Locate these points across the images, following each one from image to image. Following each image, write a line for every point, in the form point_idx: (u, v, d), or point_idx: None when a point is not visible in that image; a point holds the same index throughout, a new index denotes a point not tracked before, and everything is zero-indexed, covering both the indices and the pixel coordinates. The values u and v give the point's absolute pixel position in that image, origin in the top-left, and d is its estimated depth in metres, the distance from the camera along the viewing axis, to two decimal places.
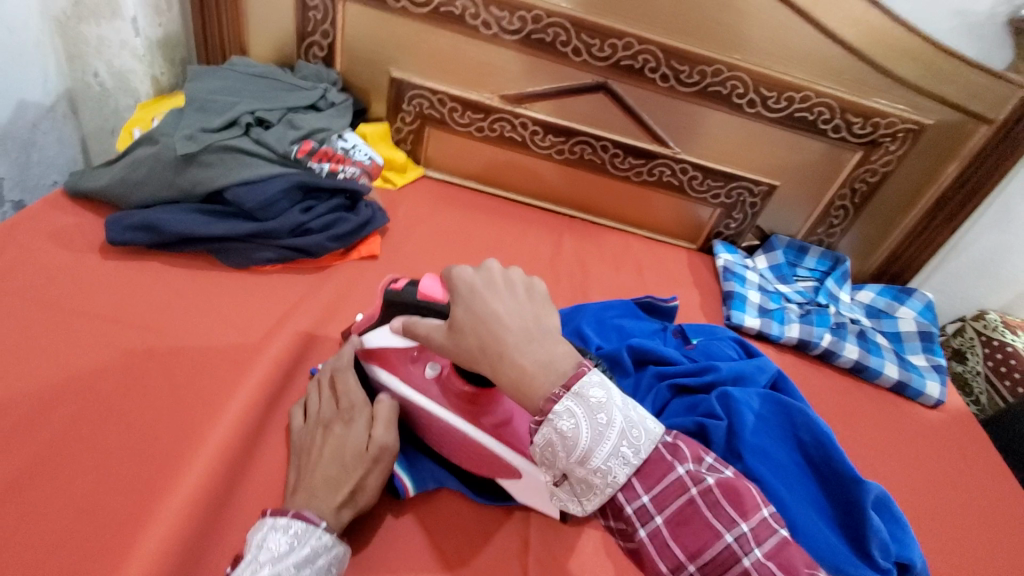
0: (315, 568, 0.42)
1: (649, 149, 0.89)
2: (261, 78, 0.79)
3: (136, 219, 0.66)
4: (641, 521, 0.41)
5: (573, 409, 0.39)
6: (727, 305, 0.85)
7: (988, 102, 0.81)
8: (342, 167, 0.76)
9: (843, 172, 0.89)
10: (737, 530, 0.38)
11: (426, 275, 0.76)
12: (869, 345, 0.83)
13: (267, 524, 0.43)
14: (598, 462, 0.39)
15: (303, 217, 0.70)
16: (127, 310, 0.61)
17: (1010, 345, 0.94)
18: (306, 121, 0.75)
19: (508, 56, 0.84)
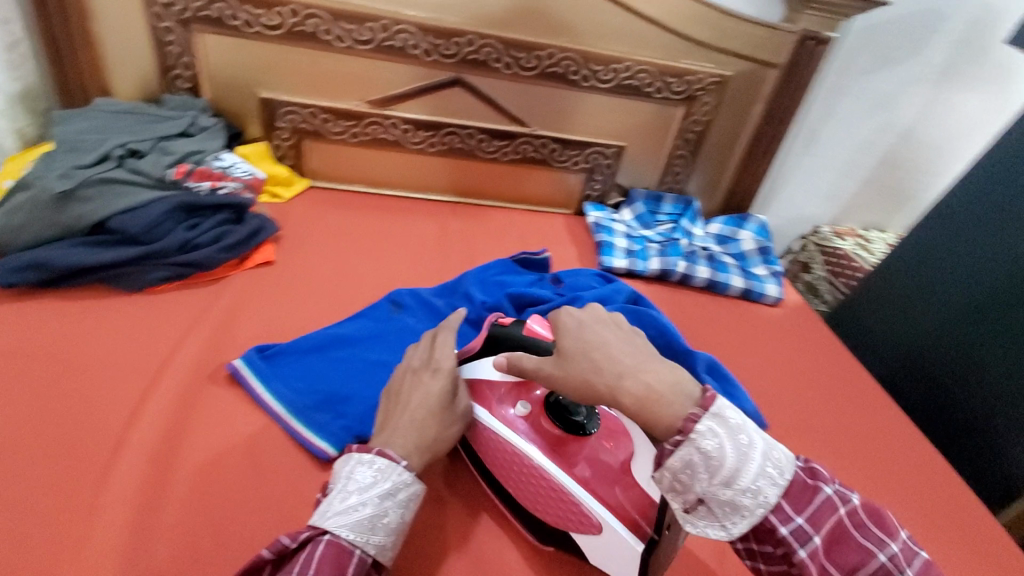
0: (394, 499, 0.50)
1: (509, 130, 1.00)
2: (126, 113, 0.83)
3: (19, 266, 0.68)
4: (800, 543, 0.43)
5: (713, 429, 0.45)
6: (599, 252, 0.98)
7: (771, 50, 0.97)
8: (222, 183, 0.82)
9: (673, 126, 1.05)
10: (889, 549, 0.43)
11: (323, 269, 0.83)
12: (717, 265, 0.99)
13: (353, 459, 0.51)
14: (747, 482, 0.43)
15: (190, 234, 0.75)
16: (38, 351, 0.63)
17: (841, 248, 1.18)
18: (180, 146, 0.81)
19: (366, 63, 0.92)
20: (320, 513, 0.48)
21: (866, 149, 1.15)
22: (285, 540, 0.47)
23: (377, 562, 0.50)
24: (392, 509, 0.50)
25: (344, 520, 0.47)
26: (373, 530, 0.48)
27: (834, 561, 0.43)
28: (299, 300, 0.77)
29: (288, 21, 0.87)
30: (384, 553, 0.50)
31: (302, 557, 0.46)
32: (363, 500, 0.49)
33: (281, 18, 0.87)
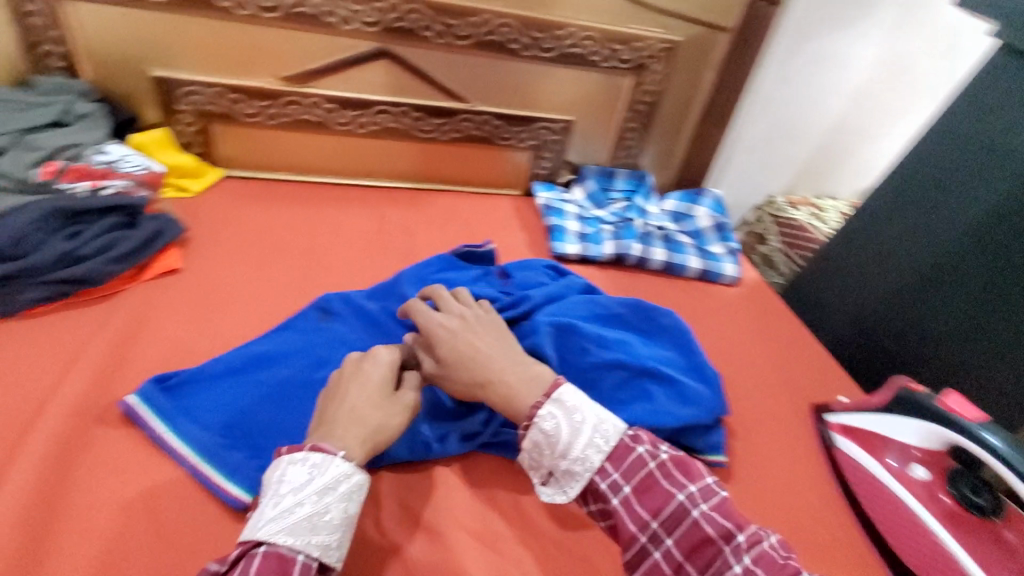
0: (335, 493, 0.46)
1: (615, 116, 1.04)
2: (42, 103, 0.74)
3: (83, 235, 0.67)
4: (613, 493, 0.50)
5: (554, 413, 0.53)
6: (585, 238, 0.96)
7: (716, 12, 0.96)
8: (109, 180, 0.72)
9: (622, 97, 1.02)
10: (688, 489, 0.49)
11: (417, 221, 0.95)
12: (672, 245, 0.97)
13: (284, 462, 0.47)
14: (578, 451, 0.51)
15: (70, 244, 0.65)
16: (104, 330, 0.65)
17: (796, 219, 1.26)
18: (47, 139, 0.69)
19: (542, 71, 0.95)
20: (249, 525, 0.45)
21: (1002, 215, 0.80)
22: (213, 566, 0.43)
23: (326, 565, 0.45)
24: (334, 505, 0.46)
25: (276, 528, 0.44)
26: (313, 530, 0.45)
27: (646, 506, 0.49)
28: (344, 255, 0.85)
29: (392, 17, 0.85)
30: (331, 554, 0.45)
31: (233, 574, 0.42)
32: (297, 501, 0.45)
33: (381, 14, 0.85)
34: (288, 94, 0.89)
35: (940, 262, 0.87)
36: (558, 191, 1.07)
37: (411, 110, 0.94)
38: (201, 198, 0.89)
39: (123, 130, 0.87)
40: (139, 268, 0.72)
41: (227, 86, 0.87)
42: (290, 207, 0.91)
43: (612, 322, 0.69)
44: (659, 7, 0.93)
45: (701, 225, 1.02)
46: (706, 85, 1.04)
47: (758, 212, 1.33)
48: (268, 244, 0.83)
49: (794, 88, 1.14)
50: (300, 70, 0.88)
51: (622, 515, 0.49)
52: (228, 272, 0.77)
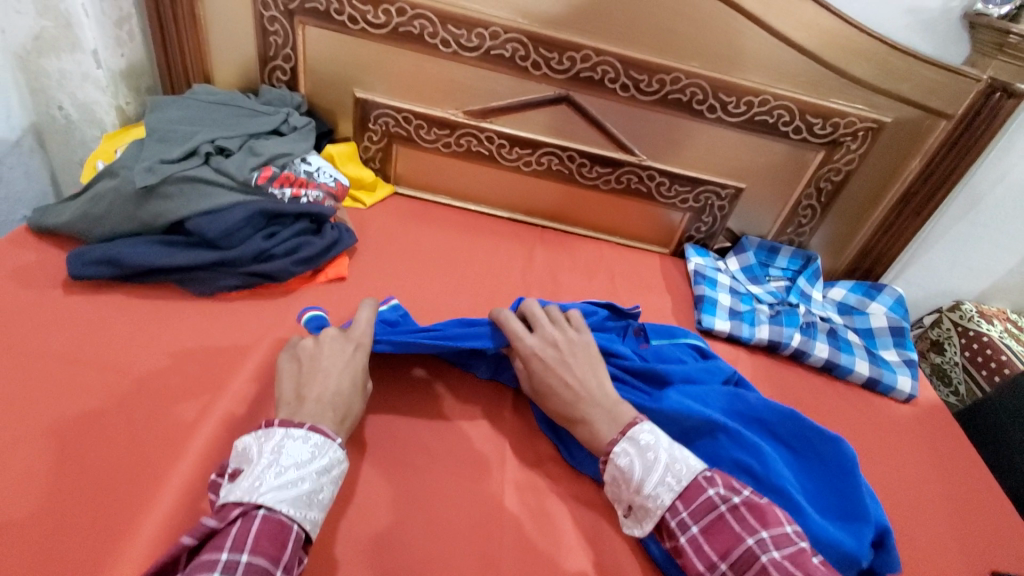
0: (329, 476, 0.49)
1: (790, 193, 0.97)
2: (261, 114, 0.83)
3: (278, 236, 0.74)
4: (680, 532, 0.48)
5: (627, 449, 0.52)
6: (736, 318, 0.88)
7: (945, 98, 0.85)
8: (304, 191, 0.78)
9: (808, 172, 0.94)
10: (757, 534, 0.45)
11: (565, 267, 0.94)
12: (839, 343, 0.87)
13: (280, 434, 0.49)
14: (647, 487, 0.50)
15: (266, 244, 0.72)
16: (278, 325, 0.71)
17: (984, 335, 1.06)
18: (266, 147, 0.77)
19: (723, 136, 0.91)
20: (250, 488, 0.46)
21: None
22: (211, 521, 0.44)
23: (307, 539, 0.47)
24: (327, 485, 0.49)
25: (281, 495, 0.45)
26: (309, 506, 0.47)
27: (712, 546, 0.46)
28: (493, 289, 0.86)
29: (579, 67, 0.86)
30: (316, 526, 0.48)
31: (231, 530, 0.43)
32: (300, 475, 0.47)
33: (572, 62, 0.86)
34: (467, 127, 0.93)
35: None
36: (711, 259, 1.01)
37: (578, 155, 0.95)
38: (371, 211, 0.95)
39: (321, 140, 0.96)
40: (314, 271, 0.79)
41: (415, 113, 0.93)
42: (446, 232, 0.95)
43: (752, 425, 0.61)
44: (871, 84, 0.85)
45: (873, 325, 0.92)
46: (909, 171, 0.93)
47: (938, 315, 1.15)
48: (424, 263, 0.87)
49: (1011, 191, 0.99)
50: (484, 107, 0.92)
51: (689, 553, 0.47)
52: (385, 288, 0.80)
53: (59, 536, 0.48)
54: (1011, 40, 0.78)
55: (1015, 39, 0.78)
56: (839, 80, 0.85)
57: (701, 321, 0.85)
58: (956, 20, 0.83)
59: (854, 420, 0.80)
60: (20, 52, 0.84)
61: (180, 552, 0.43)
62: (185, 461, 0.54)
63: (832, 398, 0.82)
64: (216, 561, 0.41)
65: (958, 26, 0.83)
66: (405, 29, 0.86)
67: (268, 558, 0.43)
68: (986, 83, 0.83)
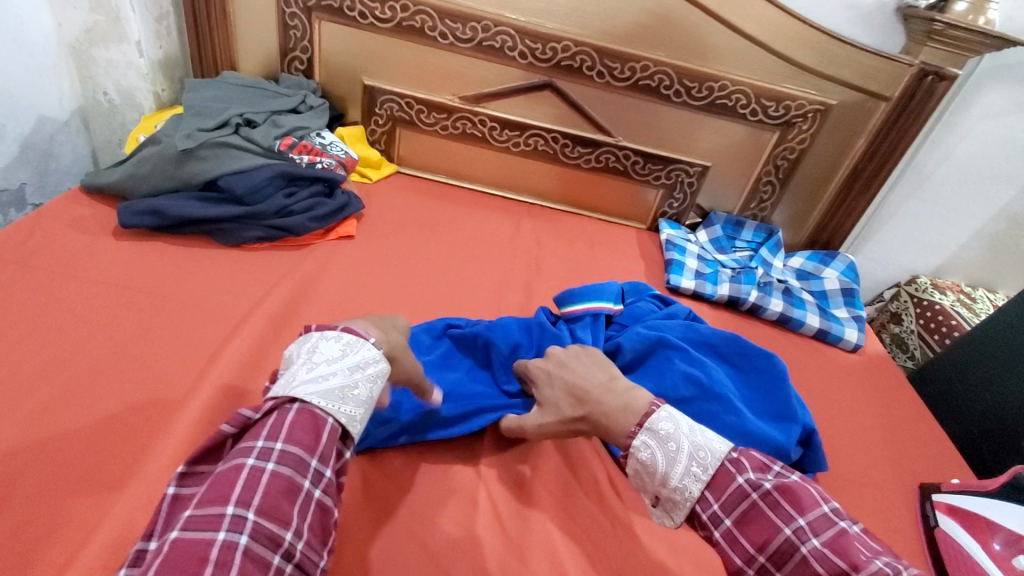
0: (365, 374, 0.49)
1: (751, 170, 1.08)
2: (282, 95, 0.95)
3: (297, 196, 0.85)
4: (714, 526, 0.46)
5: (648, 441, 0.49)
6: (701, 278, 0.99)
7: (882, 82, 0.96)
8: (318, 159, 0.90)
9: (766, 151, 1.05)
10: (795, 523, 0.42)
11: (549, 235, 1.05)
12: (793, 300, 0.97)
13: (315, 337, 0.51)
14: (673, 481, 0.47)
15: (285, 201, 0.84)
16: (294, 270, 0.82)
17: (937, 304, 1.16)
18: (287, 122, 0.89)
19: (689, 118, 1.03)
20: (286, 385, 0.47)
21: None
22: (250, 412, 0.45)
23: (347, 439, 0.47)
24: (362, 382, 0.48)
25: (313, 388, 0.46)
26: (342, 400, 0.47)
27: (748, 537, 0.44)
28: (483, 250, 0.97)
29: (560, 56, 0.98)
30: (354, 425, 0.47)
31: (268, 421, 0.44)
32: (330, 370, 0.47)
33: (554, 52, 0.98)
34: (462, 111, 1.05)
35: None
36: (683, 231, 1.11)
37: (561, 137, 1.06)
38: (376, 185, 1.06)
39: (332, 123, 1.08)
40: (326, 229, 0.90)
41: (416, 98, 1.05)
42: (442, 204, 1.06)
43: (704, 351, 0.71)
44: (817, 70, 0.96)
45: (827, 287, 1.02)
46: (856, 149, 1.04)
47: (897, 289, 1.25)
48: (422, 228, 0.98)
49: (953, 169, 1.10)
50: (476, 92, 1.04)
51: (726, 546, 0.45)
52: (388, 246, 0.91)
53: (114, 414, 0.58)
54: (937, 28, 0.89)
55: (941, 27, 0.88)
56: (788, 67, 0.97)
57: (668, 280, 0.96)
58: (890, 13, 0.95)
59: (804, 363, 0.89)
60: (75, 44, 0.97)
61: (223, 438, 0.45)
62: (217, 365, 0.64)
63: (785, 346, 0.92)
64: (253, 447, 0.42)
65: (892, 19, 0.95)
66: (408, 23, 0.98)
67: (303, 447, 0.43)
68: (918, 68, 0.94)
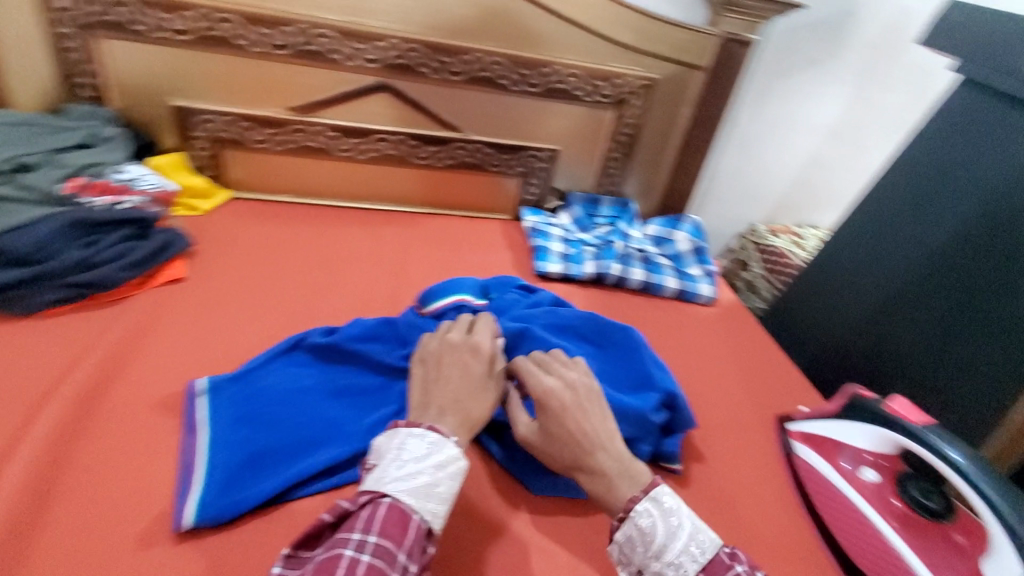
0: (446, 470, 0.52)
1: (598, 147, 1.12)
2: (63, 129, 0.82)
3: (101, 244, 0.74)
4: None
5: (649, 511, 0.52)
6: (566, 261, 1.00)
7: (694, 53, 1.04)
8: (123, 197, 0.79)
9: (607, 129, 1.10)
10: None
11: (412, 240, 1.02)
12: (651, 267, 1.03)
13: (404, 432, 0.53)
14: (671, 556, 0.50)
15: (88, 252, 0.72)
16: (110, 329, 0.70)
17: (776, 245, 1.32)
18: (73, 160, 0.78)
19: (530, 105, 1.04)
20: (376, 479, 0.50)
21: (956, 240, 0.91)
22: (347, 503, 0.49)
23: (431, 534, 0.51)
24: (445, 478, 0.52)
25: (400, 485, 0.50)
26: (427, 498, 0.50)
27: None
28: (342, 267, 0.91)
29: (388, 55, 0.94)
30: (437, 521, 0.50)
31: (363, 513, 0.48)
32: (417, 470, 0.51)
33: (381, 51, 0.93)
34: (295, 123, 0.97)
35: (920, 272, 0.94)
36: (545, 216, 1.13)
37: (407, 138, 1.02)
38: (209, 215, 0.95)
39: (142, 153, 0.95)
40: (146, 277, 0.78)
41: (238, 114, 0.95)
42: (291, 226, 0.98)
43: (569, 335, 0.73)
44: (637, 48, 1.02)
45: (679, 249, 1.08)
46: (684, 117, 1.12)
47: (740, 239, 1.40)
48: (268, 255, 0.90)
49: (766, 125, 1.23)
50: (306, 101, 0.97)
51: None
52: (229, 282, 0.82)
53: None
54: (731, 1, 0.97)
55: None
56: (612, 46, 1.01)
57: (536, 267, 0.97)
58: None
59: (670, 324, 0.95)
60: None
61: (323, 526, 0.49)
62: (11, 465, 0.53)
63: (651, 311, 0.98)
64: (350, 540, 0.46)
65: None
66: (210, 31, 0.88)
67: (393, 540, 0.47)
68: (722, 37, 1.03)
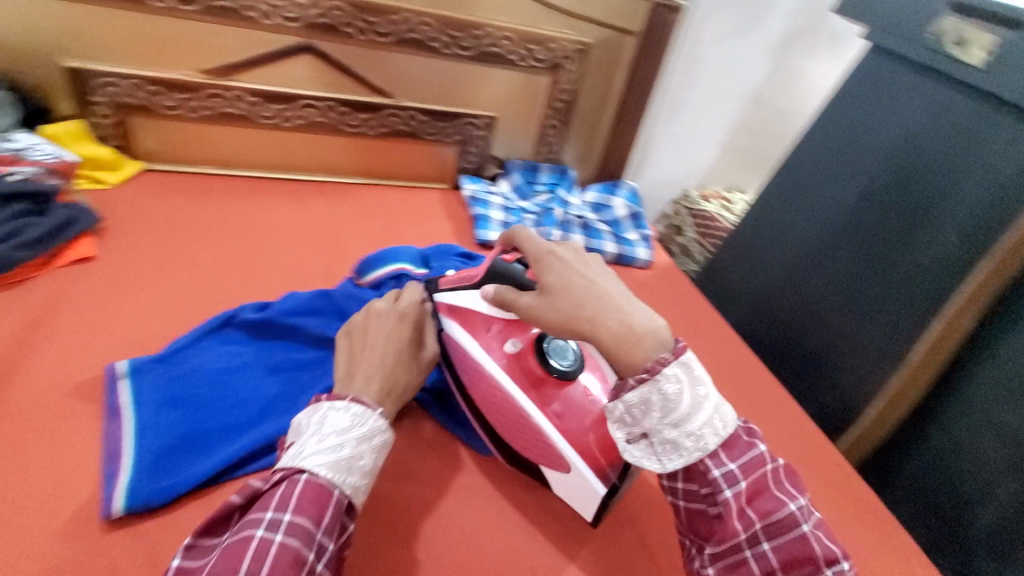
0: (372, 444, 0.52)
1: (537, 112, 1.11)
2: None
3: None
4: (724, 485, 0.52)
5: (680, 376, 0.52)
6: (476, 226, 1.01)
7: (626, 18, 1.03)
8: (11, 169, 0.71)
9: (543, 96, 1.09)
10: (800, 506, 0.52)
11: (351, 214, 0.98)
12: (590, 233, 1.06)
13: (326, 409, 0.52)
14: (693, 427, 0.52)
15: None
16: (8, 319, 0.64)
17: (707, 211, 1.36)
18: None
19: (463, 69, 1.01)
20: (696, 373, 0.53)
21: (851, 218, 0.96)
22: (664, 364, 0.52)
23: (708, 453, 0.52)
24: (717, 424, 0.53)
25: (704, 409, 0.52)
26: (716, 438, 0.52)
27: (753, 509, 0.52)
28: (272, 245, 0.86)
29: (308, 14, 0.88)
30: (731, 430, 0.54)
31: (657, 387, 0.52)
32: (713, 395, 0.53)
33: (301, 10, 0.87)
34: (208, 87, 0.90)
35: (846, 221, 0.97)
36: (484, 184, 1.12)
37: (337, 105, 0.97)
38: (118, 191, 0.89)
39: (30, 121, 0.85)
40: (50, 255, 0.72)
41: (145, 79, 0.87)
42: (213, 199, 0.92)
43: None
44: (568, 11, 1.00)
45: (617, 214, 1.11)
46: (618, 84, 1.11)
47: (675, 205, 1.42)
48: (189, 234, 0.83)
49: (700, 92, 1.24)
50: (221, 63, 0.89)
51: (735, 510, 0.52)
52: (144, 261, 0.77)
53: None
54: None
55: None
56: (545, 11, 0.99)
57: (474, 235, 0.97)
58: None
59: None
60: None
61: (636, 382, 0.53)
62: None
63: None
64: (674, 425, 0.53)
65: None
66: None
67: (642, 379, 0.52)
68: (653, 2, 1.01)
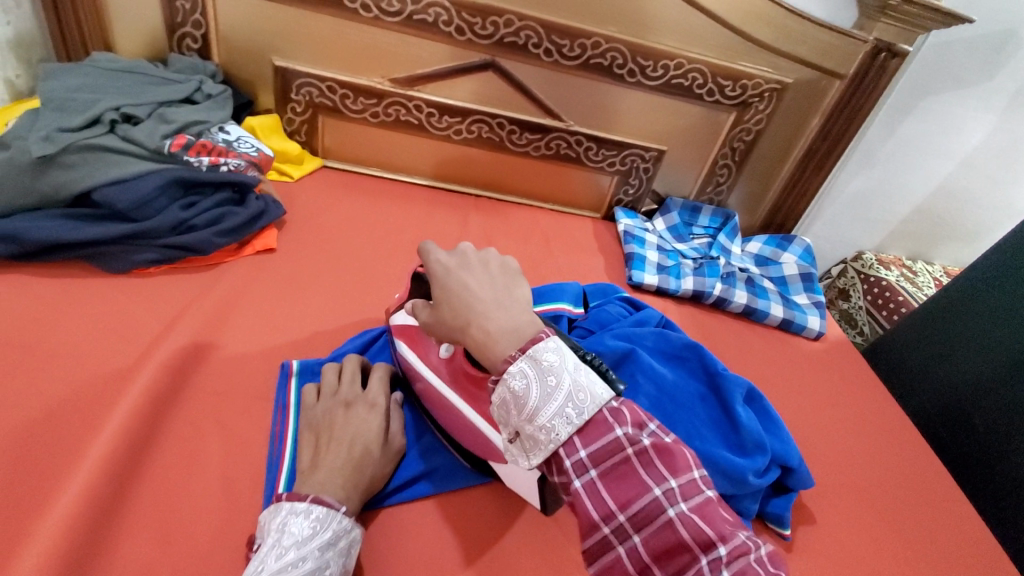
0: (336, 548, 0.45)
1: (711, 150, 1.03)
2: (128, 74, 0.78)
3: (198, 206, 0.73)
4: (575, 473, 0.39)
5: (526, 371, 0.41)
6: (628, 265, 0.95)
7: (836, 59, 0.92)
8: (223, 159, 0.77)
9: (721, 133, 1.01)
10: (665, 484, 0.37)
11: (505, 233, 0.96)
12: (756, 290, 0.95)
13: (286, 512, 0.45)
14: (542, 419, 0.40)
15: (184, 215, 0.71)
16: (203, 297, 0.68)
17: (883, 280, 1.18)
18: (178, 115, 0.76)
19: (642, 98, 0.96)
20: (544, 370, 0.41)
21: None
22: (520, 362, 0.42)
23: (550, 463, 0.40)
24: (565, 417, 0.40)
25: (551, 403, 0.40)
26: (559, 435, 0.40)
27: (612, 492, 0.37)
28: None
29: (501, 31, 0.87)
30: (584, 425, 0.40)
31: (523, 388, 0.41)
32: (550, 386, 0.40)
33: (495, 27, 0.87)
34: (395, 95, 0.92)
35: None
36: (640, 220, 1.06)
37: (507, 123, 0.96)
38: (300, 183, 0.94)
39: (239, 111, 0.92)
40: (241, 243, 0.77)
41: (340, 82, 0.91)
42: (380, 205, 0.94)
43: (675, 364, 0.70)
44: (772, 47, 0.91)
45: (786, 272, 1.00)
46: (810, 129, 1.00)
47: (843, 265, 1.27)
48: (358, 234, 0.86)
49: (899, 146, 1.08)
50: (410, 73, 0.91)
51: (584, 498, 0.38)
52: (317, 256, 0.79)
53: None
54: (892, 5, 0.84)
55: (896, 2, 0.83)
56: (745, 45, 0.91)
57: (629, 276, 0.91)
58: None
59: (770, 356, 0.87)
60: None
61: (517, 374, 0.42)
62: (106, 427, 0.52)
63: (751, 338, 0.90)
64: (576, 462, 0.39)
65: None
66: None
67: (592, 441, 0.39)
68: (871, 45, 0.90)
